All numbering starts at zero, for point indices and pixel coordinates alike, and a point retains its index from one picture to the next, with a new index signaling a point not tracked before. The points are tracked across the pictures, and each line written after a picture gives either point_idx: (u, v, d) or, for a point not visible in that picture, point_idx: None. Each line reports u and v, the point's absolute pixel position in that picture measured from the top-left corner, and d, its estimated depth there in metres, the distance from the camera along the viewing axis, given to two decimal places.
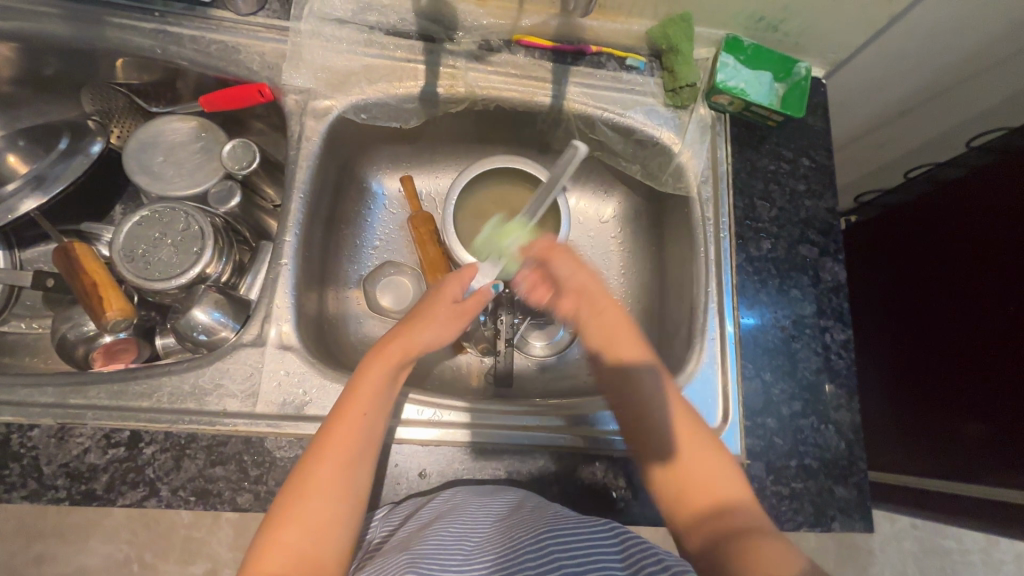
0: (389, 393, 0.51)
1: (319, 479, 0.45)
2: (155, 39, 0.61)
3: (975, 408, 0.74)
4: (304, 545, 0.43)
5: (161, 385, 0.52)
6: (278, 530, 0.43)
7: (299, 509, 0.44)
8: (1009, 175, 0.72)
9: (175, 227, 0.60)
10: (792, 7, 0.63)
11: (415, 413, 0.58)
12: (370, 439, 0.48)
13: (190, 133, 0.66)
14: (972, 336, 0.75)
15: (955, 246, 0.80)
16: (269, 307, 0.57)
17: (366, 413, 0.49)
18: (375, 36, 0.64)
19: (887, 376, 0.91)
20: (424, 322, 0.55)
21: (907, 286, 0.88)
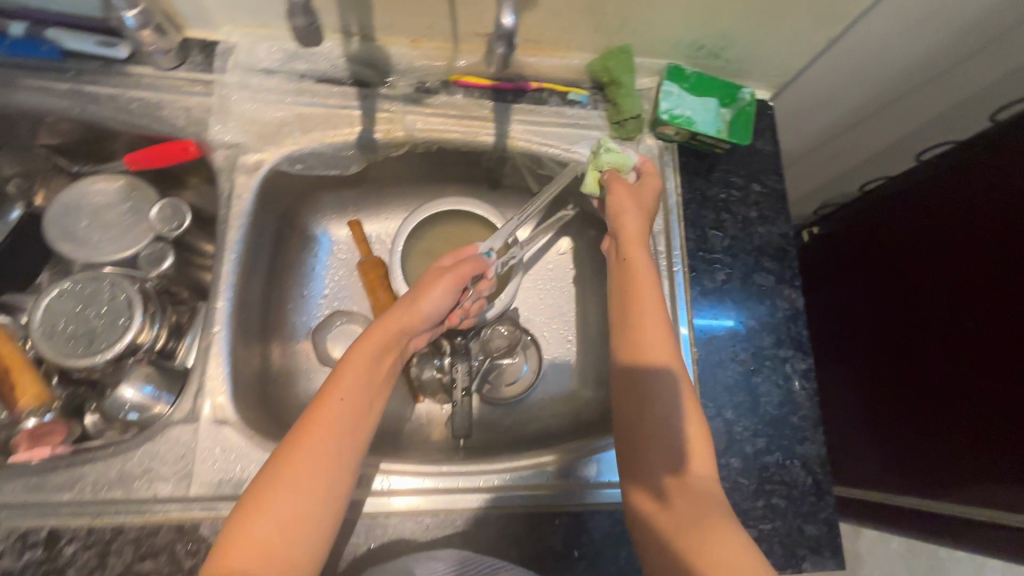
0: (374, 375, 0.51)
1: (294, 477, 0.43)
2: (69, 99, 0.58)
3: (943, 422, 0.75)
4: (270, 538, 0.41)
5: (83, 475, 0.49)
6: (247, 521, 0.41)
7: (270, 496, 0.42)
8: (961, 188, 0.73)
9: (99, 297, 0.56)
10: (731, 35, 0.62)
11: (382, 485, 0.55)
12: (350, 424, 0.47)
13: (118, 193, 0.63)
14: (940, 352, 0.75)
15: (915, 258, 0.80)
16: (202, 380, 0.54)
17: (343, 398, 0.48)
18: (305, 84, 0.62)
19: (854, 389, 0.90)
20: (412, 299, 0.55)
21: (868, 299, 0.88)
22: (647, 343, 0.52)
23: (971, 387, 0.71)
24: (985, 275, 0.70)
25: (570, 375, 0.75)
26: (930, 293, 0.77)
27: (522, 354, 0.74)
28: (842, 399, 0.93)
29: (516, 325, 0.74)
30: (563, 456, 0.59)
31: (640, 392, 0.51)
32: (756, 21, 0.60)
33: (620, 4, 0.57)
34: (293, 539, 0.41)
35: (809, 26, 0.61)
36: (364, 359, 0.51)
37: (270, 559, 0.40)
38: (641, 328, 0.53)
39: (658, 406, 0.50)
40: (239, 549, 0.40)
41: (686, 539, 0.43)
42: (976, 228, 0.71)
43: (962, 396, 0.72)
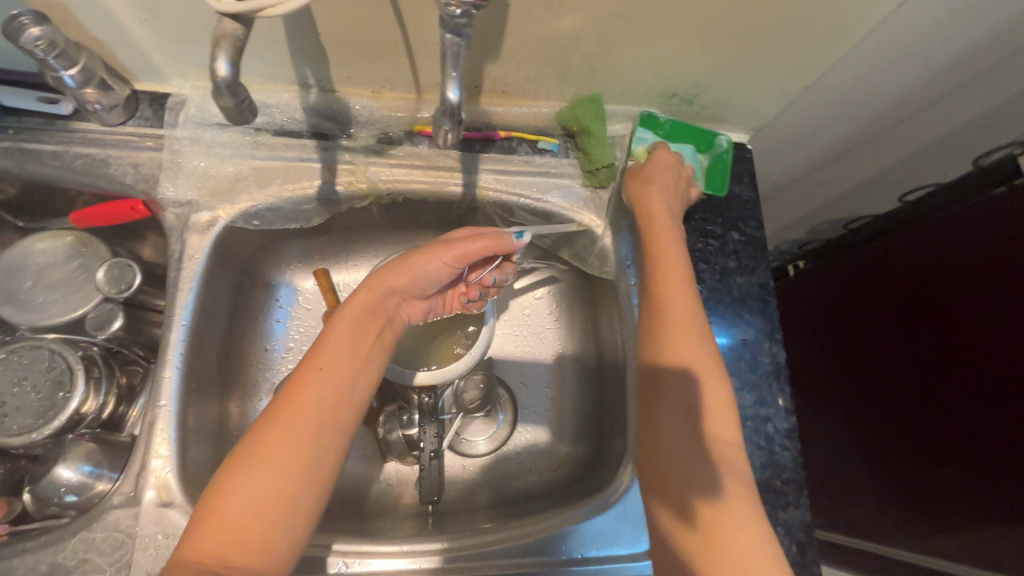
0: (359, 344, 0.48)
1: (273, 448, 0.41)
2: (9, 158, 0.55)
3: (948, 466, 0.71)
4: (250, 517, 0.39)
5: (12, 569, 0.46)
6: (223, 498, 0.39)
7: (248, 473, 0.40)
8: (925, 237, 0.73)
9: (37, 367, 0.53)
10: (703, 82, 0.60)
11: (344, 567, 0.52)
12: (332, 398, 0.45)
13: (65, 251, 0.60)
14: (938, 395, 0.72)
15: (888, 301, 0.80)
16: (146, 459, 0.51)
17: (324, 369, 0.45)
18: (261, 138, 0.60)
19: (855, 428, 0.87)
20: (410, 268, 0.50)
21: (850, 345, 0.88)
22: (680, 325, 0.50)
23: (976, 431, 0.67)
24: (976, 315, 0.66)
25: (547, 427, 0.71)
26: (922, 333, 0.74)
27: (497, 405, 0.72)
28: (844, 438, 0.90)
29: (488, 375, 0.70)
30: (536, 530, 0.56)
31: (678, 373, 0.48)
32: (727, 70, 0.58)
33: (585, 55, 0.55)
34: (277, 519, 0.40)
35: (782, 73, 0.59)
36: (348, 327, 0.47)
37: (252, 540, 0.39)
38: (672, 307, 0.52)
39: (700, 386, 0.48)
40: (218, 530, 0.38)
41: (705, 552, 0.42)
42: (962, 267, 0.68)
43: (968, 440, 0.68)
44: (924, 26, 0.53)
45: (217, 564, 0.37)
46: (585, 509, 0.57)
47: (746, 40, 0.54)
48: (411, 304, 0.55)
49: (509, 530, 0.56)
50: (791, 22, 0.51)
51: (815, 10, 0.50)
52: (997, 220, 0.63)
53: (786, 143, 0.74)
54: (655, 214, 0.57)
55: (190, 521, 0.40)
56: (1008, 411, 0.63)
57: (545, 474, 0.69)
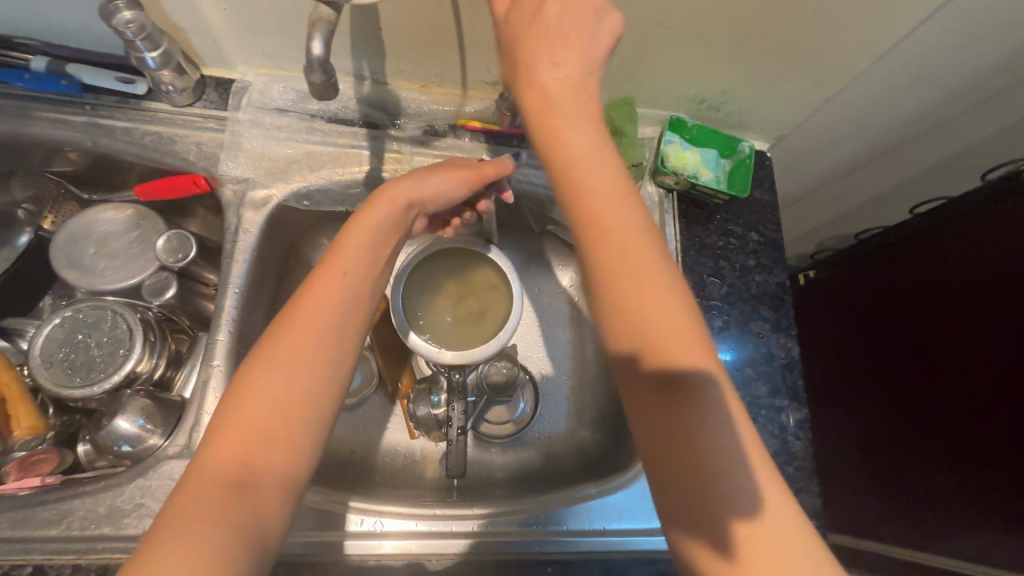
0: (379, 249, 0.48)
1: (282, 356, 0.40)
2: (85, 131, 0.59)
3: (984, 447, 0.70)
4: (273, 415, 0.38)
5: (72, 508, 0.49)
6: (248, 395, 0.38)
7: (260, 379, 0.39)
8: (936, 238, 0.76)
9: (100, 327, 0.57)
10: (730, 91, 0.65)
11: (357, 524, 0.55)
12: (353, 302, 0.44)
13: (127, 222, 0.64)
14: (958, 382, 0.73)
15: (903, 300, 0.82)
16: (199, 414, 0.54)
17: (349, 273, 0.45)
18: (316, 124, 0.64)
19: (876, 438, 0.87)
20: (426, 180, 0.52)
21: (864, 345, 0.90)
22: (647, 305, 0.38)
23: (1003, 408, 0.67)
24: (989, 291, 0.69)
25: (567, 414, 0.74)
26: (937, 318, 0.76)
27: (519, 391, 0.74)
28: (866, 449, 0.90)
29: (513, 361, 0.72)
30: (556, 501, 0.59)
31: (656, 376, 0.38)
32: (753, 79, 0.63)
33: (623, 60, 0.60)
34: (297, 422, 0.38)
35: (805, 85, 0.63)
36: (370, 231, 0.48)
37: (275, 438, 0.37)
38: (625, 284, 0.38)
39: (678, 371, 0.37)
40: (239, 430, 0.37)
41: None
42: (975, 253, 0.70)
43: (996, 418, 0.68)
44: (939, 49, 0.57)
45: (239, 466, 0.36)
46: (611, 485, 0.60)
47: (772, 52, 0.58)
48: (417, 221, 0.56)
49: (536, 501, 0.59)
50: (815, 37, 0.56)
51: (837, 26, 0.54)
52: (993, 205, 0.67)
53: (803, 153, 0.78)
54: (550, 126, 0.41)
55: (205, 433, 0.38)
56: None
57: (565, 458, 0.72)
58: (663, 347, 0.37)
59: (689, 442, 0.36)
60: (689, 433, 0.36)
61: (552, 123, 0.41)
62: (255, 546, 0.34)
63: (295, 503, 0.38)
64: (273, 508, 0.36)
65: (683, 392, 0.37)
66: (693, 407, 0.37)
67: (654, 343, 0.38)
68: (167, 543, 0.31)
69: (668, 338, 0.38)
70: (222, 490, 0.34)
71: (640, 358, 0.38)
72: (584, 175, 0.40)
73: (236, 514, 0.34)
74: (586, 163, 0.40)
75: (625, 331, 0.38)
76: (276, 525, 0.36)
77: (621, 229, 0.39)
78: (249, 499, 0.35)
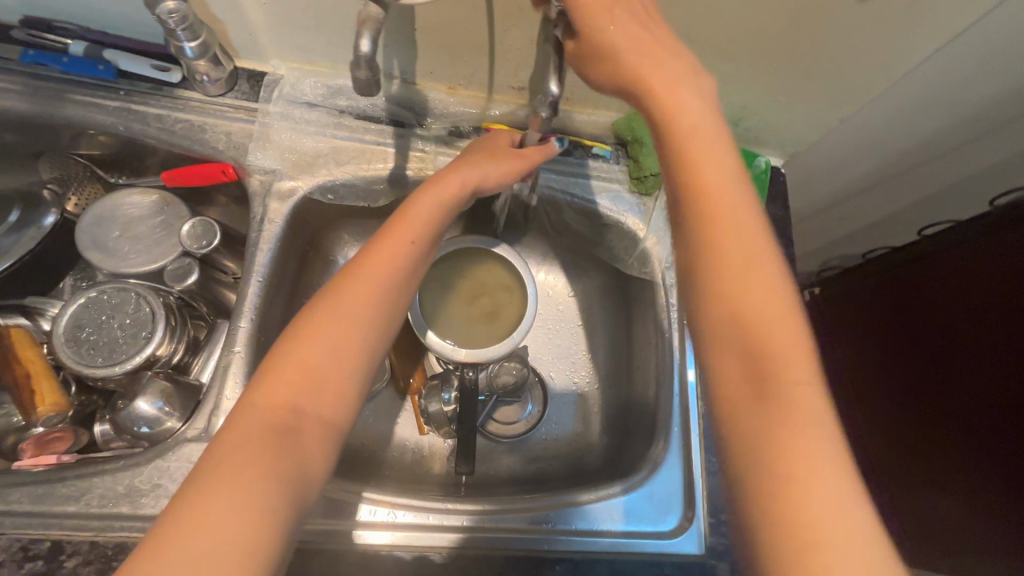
0: (440, 223, 0.52)
1: (324, 328, 0.43)
2: (118, 116, 0.61)
3: (958, 452, 0.74)
4: (326, 365, 0.42)
5: (92, 486, 0.50)
6: (305, 344, 0.42)
7: (305, 347, 0.42)
8: (923, 259, 0.79)
9: (124, 309, 0.57)
10: (750, 106, 0.66)
11: (370, 514, 0.56)
12: (409, 271, 0.49)
13: (152, 207, 0.65)
14: (942, 391, 0.76)
15: (896, 317, 0.85)
16: (218, 399, 0.55)
17: (412, 242, 0.49)
18: (344, 119, 0.65)
19: (877, 455, 0.90)
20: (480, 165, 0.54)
21: (864, 361, 0.93)
22: (764, 303, 0.37)
23: (977, 416, 0.71)
24: (967, 305, 0.72)
25: (575, 417, 0.75)
26: (926, 330, 0.80)
27: (528, 392, 0.75)
28: (874, 469, 0.91)
29: (524, 363, 0.72)
30: (565, 501, 0.60)
31: (758, 371, 0.36)
32: (774, 96, 0.64)
33: None
34: (342, 375, 0.43)
35: (822, 105, 0.65)
36: (436, 202, 0.52)
37: (324, 387, 0.42)
38: (739, 281, 0.38)
39: (784, 370, 0.36)
40: (291, 376, 0.41)
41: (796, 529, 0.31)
42: (956, 274, 0.74)
43: (971, 425, 0.72)
44: (955, 75, 0.59)
45: (283, 423, 0.39)
46: (625, 487, 0.61)
47: (793, 70, 0.60)
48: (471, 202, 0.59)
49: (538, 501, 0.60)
50: (837, 58, 0.57)
51: (859, 48, 0.56)
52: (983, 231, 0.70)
53: (817, 172, 0.80)
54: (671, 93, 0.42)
55: (257, 376, 0.42)
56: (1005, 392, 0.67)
57: (571, 460, 0.72)
58: (772, 345, 0.36)
59: (783, 438, 0.34)
60: (788, 431, 0.34)
61: (666, 97, 0.42)
62: (300, 480, 0.38)
63: (334, 449, 0.42)
64: (316, 450, 0.40)
65: (789, 391, 0.35)
66: (796, 405, 0.35)
67: (766, 340, 0.36)
68: (223, 468, 0.35)
69: (777, 339, 0.37)
70: (271, 430, 0.38)
71: (747, 354, 0.37)
72: (702, 169, 0.41)
73: (285, 450, 0.38)
74: (711, 164, 0.41)
75: (729, 322, 0.38)
76: (318, 466, 0.40)
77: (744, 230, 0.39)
78: (296, 439, 0.39)
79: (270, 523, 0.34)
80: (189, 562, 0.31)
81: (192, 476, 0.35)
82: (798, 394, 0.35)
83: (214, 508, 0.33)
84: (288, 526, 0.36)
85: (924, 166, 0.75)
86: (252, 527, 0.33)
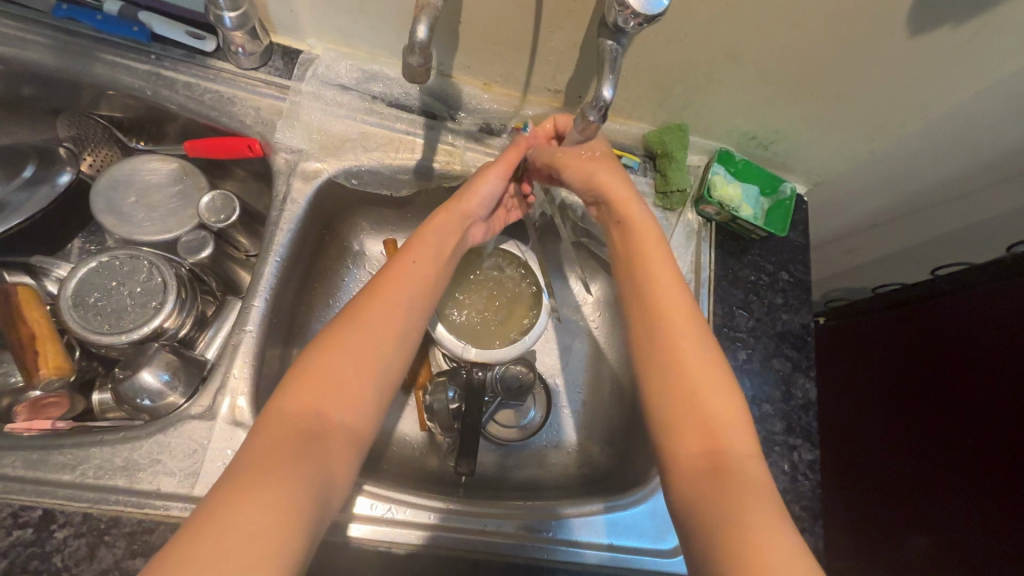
0: (446, 247, 0.56)
1: (344, 341, 0.46)
2: (147, 80, 0.60)
3: (927, 494, 0.74)
4: (346, 374, 0.44)
5: (89, 456, 0.48)
6: (326, 356, 0.45)
7: (329, 356, 0.45)
8: (905, 311, 0.82)
9: (136, 276, 0.56)
10: (783, 131, 0.66)
11: (367, 508, 0.54)
12: (420, 290, 0.52)
13: (170, 175, 0.63)
14: (910, 433, 0.78)
15: (871, 365, 0.87)
16: (225, 377, 0.53)
17: (417, 261, 0.53)
18: (376, 105, 0.65)
19: (838, 497, 0.90)
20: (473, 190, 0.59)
21: (836, 405, 0.94)
22: (704, 378, 0.47)
23: (954, 460, 0.71)
24: (943, 354, 0.75)
25: (577, 427, 0.74)
26: (897, 379, 0.82)
27: (531, 399, 0.73)
28: (832, 510, 0.91)
29: (531, 367, 0.70)
30: (566, 511, 0.58)
31: (707, 442, 0.44)
32: (808, 124, 0.64)
33: (687, 86, 0.61)
34: (363, 384, 0.45)
35: (854, 136, 0.65)
36: (439, 231, 0.56)
37: (345, 396, 0.44)
38: (686, 362, 0.48)
39: (728, 443, 0.44)
40: (313, 384, 0.43)
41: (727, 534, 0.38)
42: (937, 323, 0.77)
43: (943, 469, 0.73)
44: (988, 119, 0.59)
45: (307, 424, 0.41)
46: (616, 502, 0.59)
47: (831, 100, 0.60)
48: (478, 229, 0.63)
49: (520, 508, 0.58)
50: (878, 91, 0.57)
51: (902, 84, 0.56)
52: (996, 278, 0.70)
53: (837, 203, 0.80)
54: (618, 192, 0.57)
55: (281, 385, 0.44)
56: (985, 438, 0.68)
57: (570, 469, 0.71)
58: (717, 422, 0.45)
59: (737, 506, 0.39)
60: (739, 499, 0.40)
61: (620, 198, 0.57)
62: (325, 486, 0.39)
63: (358, 457, 0.44)
64: (341, 456, 0.42)
65: (728, 459, 0.43)
66: (738, 470, 0.42)
67: (708, 412, 0.46)
68: (250, 472, 0.37)
69: (718, 412, 0.46)
70: (296, 433, 0.40)
71: (693, 425, 0.45)
72: (653, 276, 0.53)
73: (310, 456, 0.40)
74: (659, 271, 0.53)
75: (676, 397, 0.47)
76: (342, 472, 0.42)
77: (687, 325, 0.50)
78: (322, 445, 0.41)
79: (292, 513, 0.36)
80: (223, 560, 0.32)
81: (221, 481, 0.36)
82: (745, 469, 0.42)
83: (248, 513, 0.34)
84: (314, 524, 0.37)
85: (945, 207, 0.75)
86: (279, 516, 0.35)
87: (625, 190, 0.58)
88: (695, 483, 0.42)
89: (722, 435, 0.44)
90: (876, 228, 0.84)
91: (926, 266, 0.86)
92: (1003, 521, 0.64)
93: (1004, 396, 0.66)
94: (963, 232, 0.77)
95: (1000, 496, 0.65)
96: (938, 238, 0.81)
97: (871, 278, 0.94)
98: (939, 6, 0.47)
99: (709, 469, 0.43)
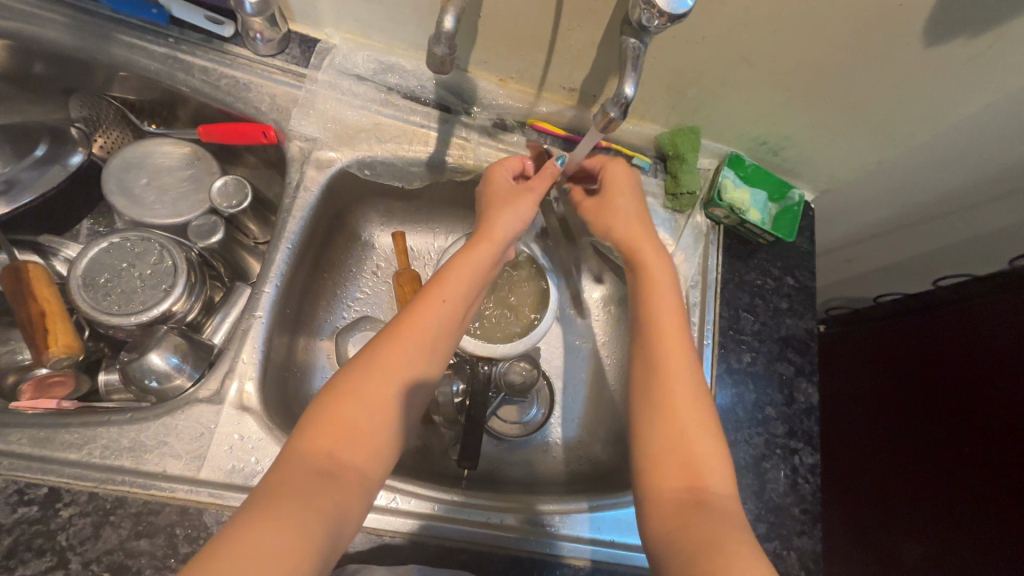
0: (475, 281, 0.54)
1: (365, 385, 0.45)
2: (163, 63, 0.60)
3: (931, 509, 0.74)
4: (362, 420, 0.44)
5: (96, 436, 0.48)
6: (339, 405, 0.44)
7: (353, 400, 0.45)
8: (907, 324, 0.83)
9: (147, 258, 0.56)
10: (793, 137, 0.67)
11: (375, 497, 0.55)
12: (444, 329, 0.51)
13: (182, 159, 0.63)
14: (910, 446, 0.78)
15: (870, 378, 0.88)
16: (233, 361, 0.53)
17: (446, 300, 0.52)
18: (391, 97, 0.65)
19: (838, 509, 0.89)
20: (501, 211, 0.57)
21: (836, 415, 0.94)
22: (688, 410, 0.47)
23: (952, 479, 0.71)
24: (942, 371, 0.76)
25: (579, 425, 0.74)
26: (895, 395, 0.83)
27: (534, 395, 0.73)
28: (831, 524, 0.90)
29: (534, 365, 0.70)
30: (565, 507, 0.58)
31: (686, 469, 0.44)
32: (819, 130, 0.65)
33: (701, 89, 0.61)
34: (376, 428, 0.45)
35: (864, 145, 0.66)
36: (469, 269, 0.54)
37: (358, 438, 0.43)
38: (676, 400, 0.47)
39: (710, 474, 0.44)
40: (333, 426, 0.43)
41: (699, 549, 0.39)
42: (937, 341, 0.77)
43: (945, 490, 0.72)
44: (996, 132, 0.60)
45: (328, 464, 0.42)
46: (603, 501, 0.59)
47: (840, 108, 0.60)
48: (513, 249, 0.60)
49: (523, 503, 0.58)
50: (890, 99, 0.58)
51: (912, 93, 0.57)
52: (997, 290, 0.70)
53: (843, 211, 0.81)
54: (642, 249, 0.56)
55: (303, 421, 0.44)
56: (981, 454, 0.68)
57: (571, 466, 0.71)
58: (696, 449, 0.45)
59: (707, 531, 0.40)
60: (714, 527, 0.40)
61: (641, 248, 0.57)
62: (337, 525, 0.39)
63: (370, 495, 0.44)
64: (354, 498, 0.42)
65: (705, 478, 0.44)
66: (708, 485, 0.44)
67: (689, 442, 0.46)
68: (269, 506, 0.37)
69: (697, 441, 0.46)
70: (315, 473, 0.41)
71: (672, 454, 0.45)
72: (662, 322, 0.52)
73: (323, 496, 0.40)
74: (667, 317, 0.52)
75: (664, 426, 0.47)
76: (354, 512, 0.41)
77: (683, 363, 0.50)
78: (334, 486, 0.41)
79: (309, 550, 0.36)
80: None
81: (240, 513, 0.37)
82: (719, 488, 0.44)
83: (265, 544, 0.35)
84: (327, 557, 0.38)
85: (949, 219, 0.76)
86: (295, 549, 0.35)
87: (646, 241, 0.57)
88: (680, 509, 0.42)
89: (702, 467, 0.44)
90: (879, 238, 0.85)
91: (927, 276, 0.86)
92: (1007, 542, 0.64)
93: (1007, 414, 0.66)
94: (965, 244, 0.78)
95: (1004, 519, 0.64)
96: (937, 250, 0.81)
97: (873, 287, 0.95)
98: (954, 17, 0.47)
99: (689, 502, 0.43)
